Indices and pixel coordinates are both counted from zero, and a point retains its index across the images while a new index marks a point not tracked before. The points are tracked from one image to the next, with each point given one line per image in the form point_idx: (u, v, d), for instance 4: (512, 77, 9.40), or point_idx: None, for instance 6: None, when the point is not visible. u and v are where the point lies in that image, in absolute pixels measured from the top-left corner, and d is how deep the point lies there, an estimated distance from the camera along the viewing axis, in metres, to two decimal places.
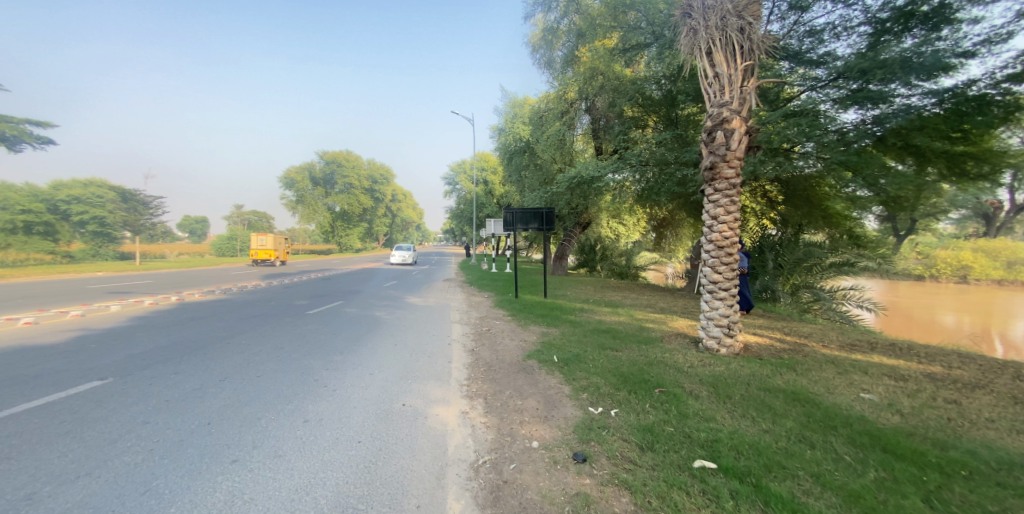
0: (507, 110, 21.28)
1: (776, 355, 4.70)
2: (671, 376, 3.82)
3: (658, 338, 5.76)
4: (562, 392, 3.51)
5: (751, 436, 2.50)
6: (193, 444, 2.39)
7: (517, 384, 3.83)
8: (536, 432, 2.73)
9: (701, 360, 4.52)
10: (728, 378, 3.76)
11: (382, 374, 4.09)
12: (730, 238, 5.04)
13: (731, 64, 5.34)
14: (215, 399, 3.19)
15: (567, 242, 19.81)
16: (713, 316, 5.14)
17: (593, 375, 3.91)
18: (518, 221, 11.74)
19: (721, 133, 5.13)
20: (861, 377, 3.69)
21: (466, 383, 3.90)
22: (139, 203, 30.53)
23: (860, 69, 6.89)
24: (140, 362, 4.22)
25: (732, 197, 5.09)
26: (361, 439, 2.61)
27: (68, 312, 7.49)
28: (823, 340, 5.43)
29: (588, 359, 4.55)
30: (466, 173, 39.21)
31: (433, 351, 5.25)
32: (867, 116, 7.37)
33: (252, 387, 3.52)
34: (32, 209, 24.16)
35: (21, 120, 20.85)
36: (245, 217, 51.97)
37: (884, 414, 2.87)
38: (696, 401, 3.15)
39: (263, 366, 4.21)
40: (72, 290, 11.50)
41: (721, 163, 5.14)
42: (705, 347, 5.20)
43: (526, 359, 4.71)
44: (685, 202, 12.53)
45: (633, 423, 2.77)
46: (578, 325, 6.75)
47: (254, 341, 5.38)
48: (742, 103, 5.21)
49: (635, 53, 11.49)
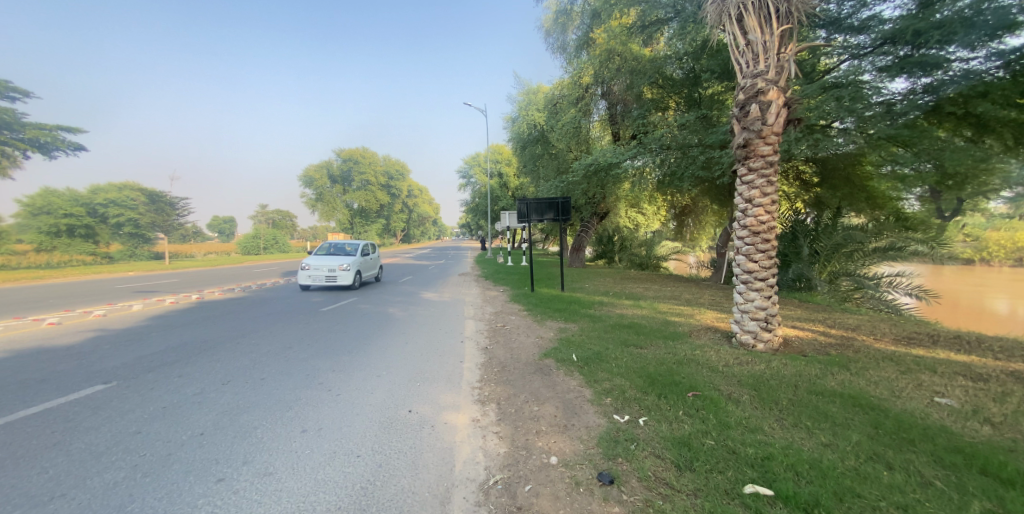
0: (520, 98, 20.86)
1: (822, 351, 4.20)
2: (706, 377, 3.42)
3: (685, 333, 5.32)
4: (584, 396, 3.18)
5: (811, 452, 2.08)
6: (180, 460, 2.31)
7: (533, 386, 3.52)
8: (554, 446, 2.42)
9: (736, 358, 4.07)
10: (772, 380, 3.32)
11: (390, 376, 3.90)
12: (767, 222, 4.54)
13: (766, 29, 4.75)
14: (215, 406, 3.09)
15: (584, 233, 19.24)
16: (748, 308, 4.67)
17: (617, 377, 3.54)
18: (532, 212, 11.35)
19: (755, 106, 4.59)
20: (930, 377, 3.12)
21: (478, 386, 3.62)
22: (167, 205, 31.60)
23: (912, 30, 6.24)
24: (147, 364, 4.19)
25: (769, 177, 4.57)
26: (360, 453, 2.38)
27: (91, 313, 7.66)
28: (874, 333, 4.86)
29: (610, 358, 4.19)
30: (481, 165, 38.60)
31: (445, 350, 4.99)
32: (919, 85, 6.66)
33: (254, 391, 3.41)
34: (73, 213, 25.53)
35: (53, 127, 21.87)
36: (269, 217, 53.22)
37: (971, 424, 2.27)
38: (737, 408, 2.76)
39: (267, 368, 4.08)
40: (104, 290, 11.95)
41: (756, 140, 4.61)
42: (739, 342, 4.75)
43: (543, 358, 4.40)
44: (711, 188, 11.83)
45: (665, 435, 2.41)
46: (598, 321, 6.33)
47: (263, 341, 5.32)
48: (780, 72, 4.61)
49: (655, 30, 10.77)
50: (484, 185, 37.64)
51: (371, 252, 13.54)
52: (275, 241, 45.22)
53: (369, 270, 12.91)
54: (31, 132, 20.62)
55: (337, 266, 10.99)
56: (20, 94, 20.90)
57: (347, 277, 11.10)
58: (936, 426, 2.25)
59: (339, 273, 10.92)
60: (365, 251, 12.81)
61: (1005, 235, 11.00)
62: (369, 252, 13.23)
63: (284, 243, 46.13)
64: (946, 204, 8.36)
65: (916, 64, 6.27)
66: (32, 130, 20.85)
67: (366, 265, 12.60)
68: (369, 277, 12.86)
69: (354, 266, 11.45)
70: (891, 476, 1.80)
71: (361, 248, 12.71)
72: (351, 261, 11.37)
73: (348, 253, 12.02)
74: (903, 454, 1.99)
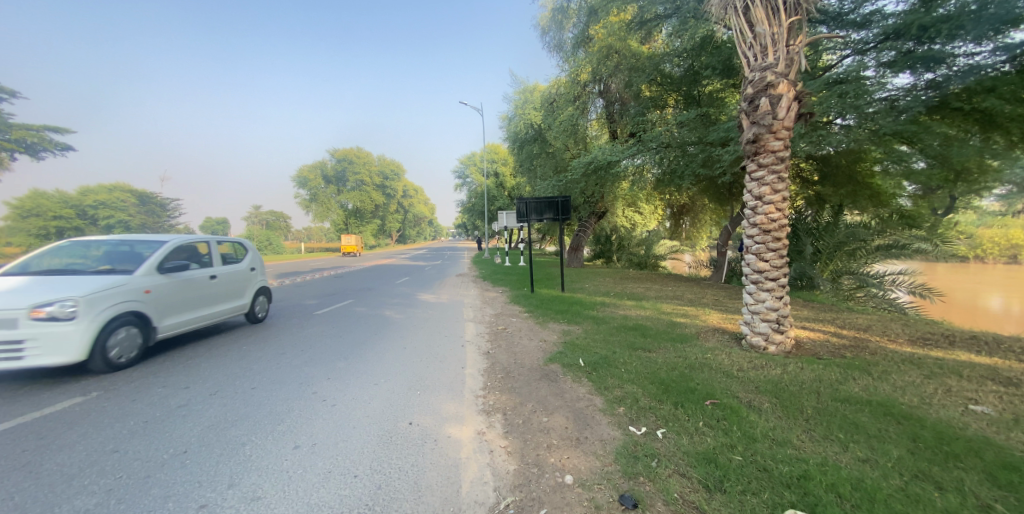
0: (517, 97, 20.69)
1: (837, 354, 4.06)
2: (722, 383, 3.26)
3: (693, 335, 5.16)
4: (595, 405, 3.00)
5: (851, 470, 1.91)
6: (160, 481, 2.04)
7: (541, 395, 3.33)
8: (569, 462, 2.24)
9: (750, 361, 3.91)
10: (792, 386, 3.16)
11: (388, 385, 3.69)
12: (778, 220, 4.39)
13: (774, 20, 4.59)
14: (199, 417, 2.82)
15: (582, 233, 19.13)
16: (759, 309, 4.52)
17: (628, 384, 3.36)
18: (531, 211, 11.17)
19: (765, 100, 4.43)
20: (959, 384, 2.98)
21: (482, 394, 3.44)
22: (157, 206, 31.03)
23: (918, 25, 6.13)
24: (128, 374, 3.92)
25: (780, 173, 4.43)
26: (357, 473, 2.18)
27: None
28: (886, 333, 4.76)
29: (618, 362, 4.01)
30: (477, 165, 38.38)
31: (445, 356, 4.78)
32: (920, 82, 6.60)
33: (243, 402, 3.16)
34: (62, 215, 24.96)
35: (40, 127, 21.34)
36: (262, 218, 52.51)
37: (1014, 436, 2.13)
38: (759, 417, 2.61)
39: (257, 377, 3.84)
40: None
41: (766, 134, 4.45)
42: (749, 345, 4.60)
43: (549, 364, 4.21)
44: (711, 186, 11.69)
45: (687, 449, 2.24)
46: (602, 323, 6.15)
47: (255, 347, 5.06)
48: (790, 65, 4.45)
49: (654, 25, 10.61)
50: (480, 184, 37.41)
51: (234, 261, 6.08)
52: (269, 242, 44.75)
53: (212, 305, 5.36)
54: (17, 132, 20.06)
55: (23, 314, 3.29)
56: (5, 94, 20.45)
57: (71, 345, 3.45)
58: (978, 438, 2.11)
59: (34, 337, 3.30)
60: (197, 262, 5.25)
61: (999, 232, 11.03)
62: (222, 263, 5.75)
63: (278, 245, 45.53)
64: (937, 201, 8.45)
65: (921, 59, 6.16)
66: (18, 131, 20.31)
67: (194, 298, 4.98)
68: (206, 321, 5.27)
69: (109, 307, 3.80)
70: (945, 498, 1.64)
71: (178, 255, 5.03)
72: (112, 294, 3.86)
73: (115, 270, 4.30)
74: (951, 471, 1.84)
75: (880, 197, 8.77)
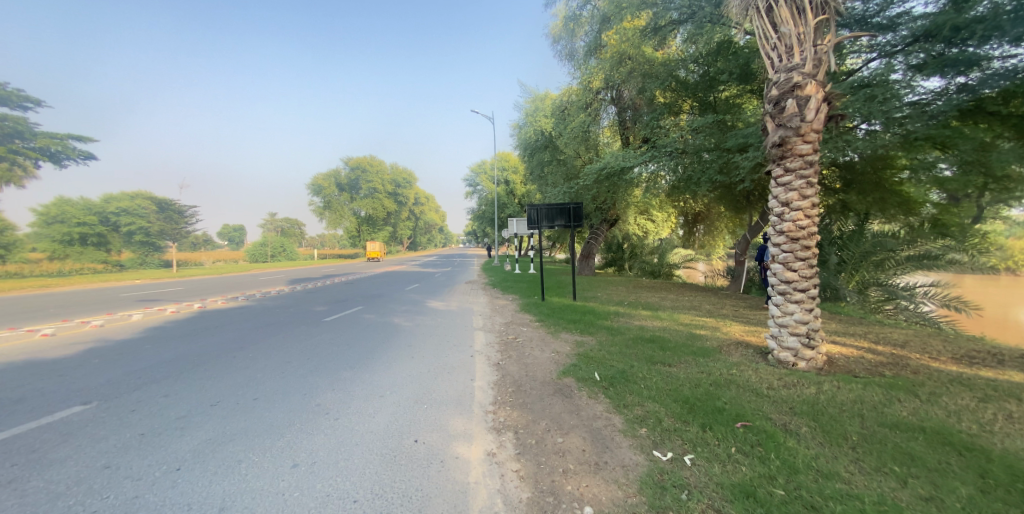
0: (528, 105, 20.74)
1: (873, 372, 3.75)
2: (752, 403, 3.00)
3: (715, 349, 4.88)
4: (614, 425, 2.78)
5: (916, 511, 1.66)
6: (147, 501, 1.89)
7: (555, 412, 3.12)
8: (588, 491, 2.03)
9: (780, 378, 3.63)
10: (831, 407, 2.88)
11: (393, 397, 3.54)
12: (806, 227, 4.13)
13: (800, 20, 4.39)
14: (197, 431, 2.71)
15: (594, 240, 18.87)
16: (786, 322, 4.24)
17: (649, 401, 3.14)
18: (542, 218, 10.98)
19: (792, 101, 4.20)
20: (1020, 410, 2.69)
21: (492, 410, 3.24)
22: (175, 213, 31.94)
23: (951, 25, 5.82)
24: (131, 382, 3.87)
25: (809, 178, 4.18)
26: (357, 499, 2.00)
27: (87, 323, 7.39)
28: (926, 350, 4.41)
29: (637, 377, 3.79)
30: (488, 173, 38.55)
31: (454, 366, 4.60)
32: (951, 85, 6.27)
33: (244, 414, 3.06)
34: (86, 222, 25.80)
35: (64, 136, 22.24)
36: (277, 225, 53.76)
37: None
38: (798, 444, 2.36)
39: (260, 386, 3.75)
40: (109, 299, 11.85)
41: (794, 138, 4.22)
42: (776, 360, 4.31)
43: (562, 377, 3.99)
44: (727, 193, 11.36)
45: (722, 480, 2.01)
46: (617, 334, 5.91)
47: (260, 355, 4.99)
48: (818, 65, 4.22)
49: (668, 31, 10.49)
50: (490, 192, 37.50)
51: None
52: (282, 249, 45.41)
53: None
54: (42, 141, 20.96)
55: None
56: (33, 104, 21.46)
57: None
58: None
59: None
60: None
61: None
62: None
63: (292, 251, 46.24)
64: (965, 210, 7.36)
65: (953, 62, 5.85)
66: (43, 138, 21.17)
67: None
68: None
69: None
70: None
71: None
72: None
73: None
74: None
75: (914, 205, 7.78)
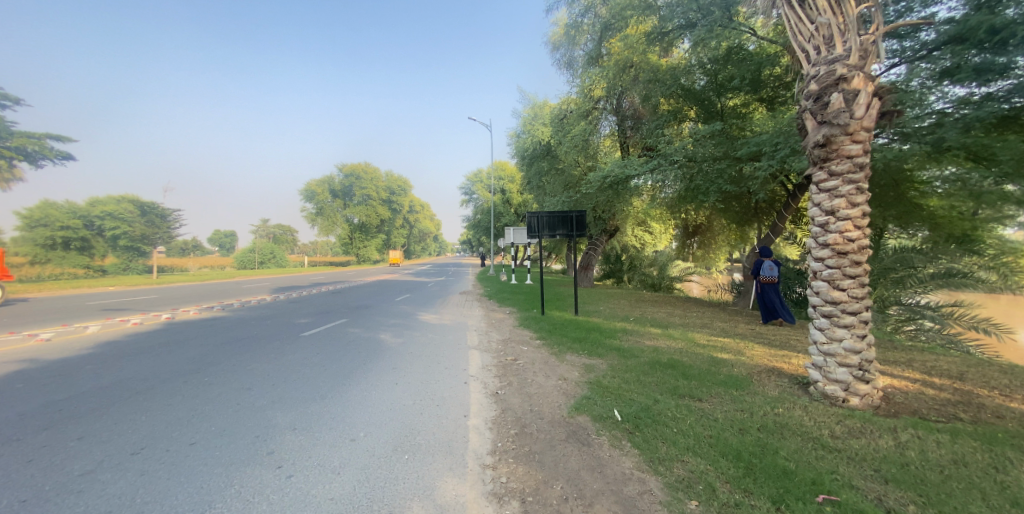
0: (525, 114, 20.39)
1: (946, 414, 3.07)
2: (822, 461, 2.33)
3: (746, 378, 4.23)
4: (652, 495, 2.11)
5: None
6: None
7: (571, 469, 2.45)
8: None
9: (841, 422, 2.97)
10: (929, 464, 2.20)
11: (367, 442, 2.87)
12: (856, 240, 3.56)
13: (841, 7, 3.85)
14: (96, 497, 2.09)
15: (592, 251, 18.40)
16: (833, 351, 3.63)
17: (689, 456, 2.48)
18: (543, 227, 10.40)
19: (838, 96, 3.65)
20: None
21: (491, 464, 2.56)
22: (159, 217, 29.41)
23: (987, 27, 5.18)
24: (45, 419, 3.21)
25: (858, 183, 3.63)
26: None
27: (34, 336, 6.63)
28: (989, 384, 3.73)
29: (667, 418, 3.13)
30: (484, 182, 38.14)
31: (444, 398, 3.91)
32: (977, 93, 5.74)
33: (169, 469, 2.45)
34: (70, 225, 24.71)
35: (42, 135, 21.51)
36: (269, 231, 53.43)
37: None
38: None
39: (205, 425, 3.15)
40: (71, 308, 10.92)
41: (841, 137, 3.68)
42: (821, 394, 3.69)
43: (575, 416, 3.33)
44: (733, 205, 10.92)
45: None
46: (630, 357, 5.23)
47: (216, 380, 4.34)
48: (866, 56, 3.68)
49: (674, 36, 10.14)
50: (486, 201, 37.16)
51: None
52: (272, 255, 44.29)
53: None
54: (17, 140, 20.23)
55: None
56: (10, 102, 20.69)
57: None
58: None
59: None
60: None
61: None
62: None
63: (281, 258, 45.13)
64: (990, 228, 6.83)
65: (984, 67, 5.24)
66: (19, 138, 20.50)
67: None
68: None
69: None
70: None
71: None
72: None
73: None
74: None
75: (934, 220, 7.25)
